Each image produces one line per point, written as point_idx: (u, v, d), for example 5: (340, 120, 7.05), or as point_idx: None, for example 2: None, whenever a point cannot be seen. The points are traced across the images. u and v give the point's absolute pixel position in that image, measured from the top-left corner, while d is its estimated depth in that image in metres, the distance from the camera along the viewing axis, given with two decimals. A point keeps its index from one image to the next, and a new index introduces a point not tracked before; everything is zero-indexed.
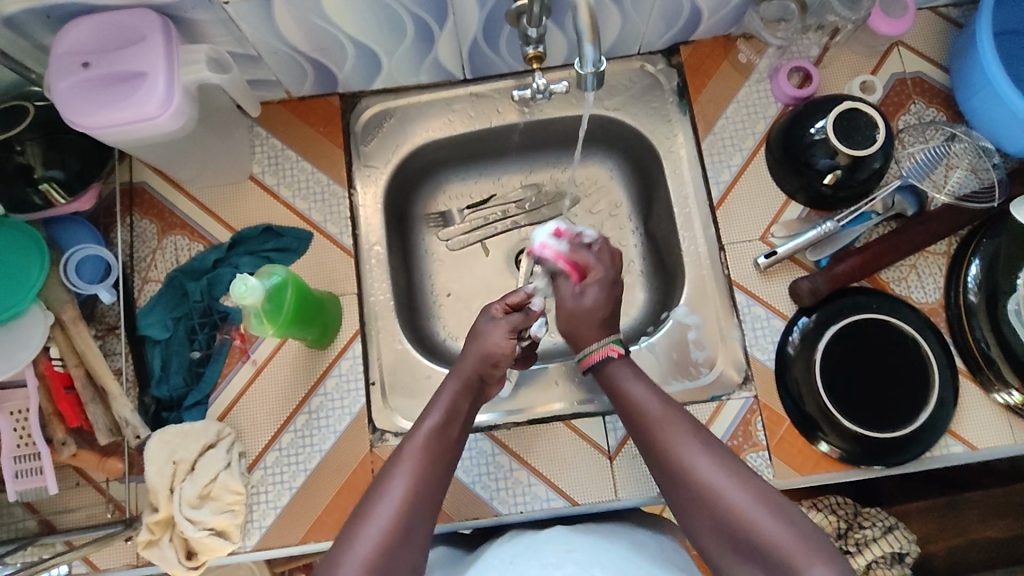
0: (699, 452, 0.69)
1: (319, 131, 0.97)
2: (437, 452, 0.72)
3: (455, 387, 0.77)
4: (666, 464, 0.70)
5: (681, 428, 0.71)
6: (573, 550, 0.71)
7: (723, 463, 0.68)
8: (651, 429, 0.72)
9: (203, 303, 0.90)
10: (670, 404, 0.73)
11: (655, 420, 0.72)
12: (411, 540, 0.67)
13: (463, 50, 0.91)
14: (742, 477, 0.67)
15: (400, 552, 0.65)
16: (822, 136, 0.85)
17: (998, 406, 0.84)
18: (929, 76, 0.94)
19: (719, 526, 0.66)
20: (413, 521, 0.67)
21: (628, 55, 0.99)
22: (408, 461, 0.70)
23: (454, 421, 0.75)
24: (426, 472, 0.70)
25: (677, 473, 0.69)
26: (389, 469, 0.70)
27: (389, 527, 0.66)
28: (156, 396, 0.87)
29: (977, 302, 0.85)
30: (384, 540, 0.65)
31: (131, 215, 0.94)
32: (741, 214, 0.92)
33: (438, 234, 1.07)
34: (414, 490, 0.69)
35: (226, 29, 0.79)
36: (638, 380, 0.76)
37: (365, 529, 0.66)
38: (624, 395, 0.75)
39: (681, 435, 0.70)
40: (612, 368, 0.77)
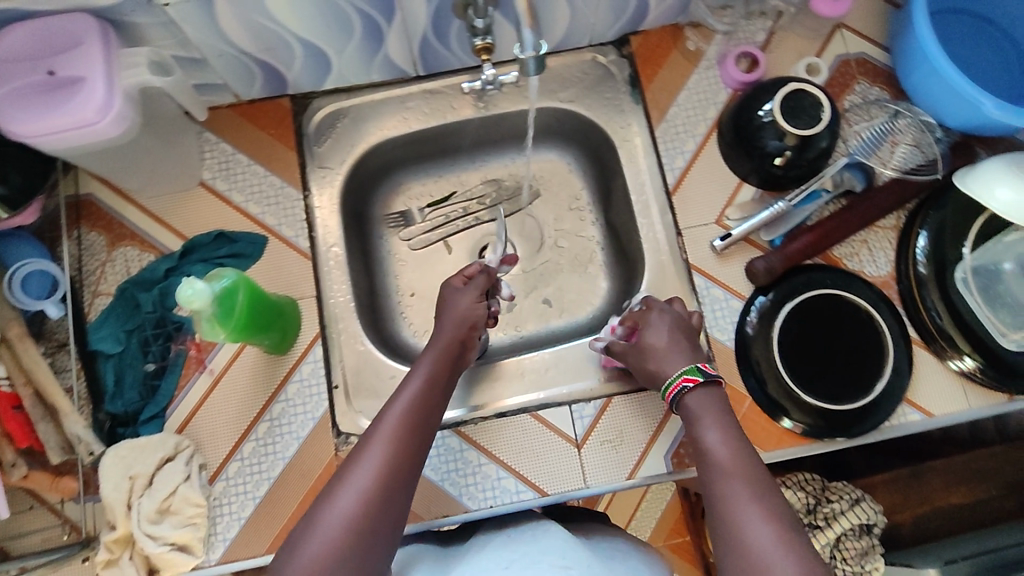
0: (754, 511, 0.61)
1: (270, 134, 0.96)
2: (421, 415, 0.72)
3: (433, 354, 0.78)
4: (718, 515, 0.63)
5: (741, 478, 0.64)
6: (570, 567, 0.65)
7: (781, 531, 0.60)
8: (713, 477, 0.66)
9: (156, 313, 0.87)
10: (744, 455, 0.67)
11: (719, 468, 0.66)
12: (392, 505, 0.65)
13: (414, 46, 0.91)
14: (791, 543, 0.59)
15: (381, 515, 0.64)
16: (769, 118, 0.87)
17: (953, 373, 0.86)
18: (871, 56, 0.96)
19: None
20: (395, 485, 0.66)
21: (579, 47, 0.99)
22: (387, 427, 0.69)
23: (435, 386, 0.75)
24: (408, 436, 0.69)
25: (726, 529, 0.62)
26: (368, 435, 0.69)
27: (368, 492, 0.65)
28: (111, 412, 0.85)
29: (926, 272, 0.87)
30: (364, 503, 0.64)
31: (78, 228, 0.92)
32: (697, 198, 0.92)
33: (399, 233, 1.06)
34: (396, 453, 0.68)
35: (168, 32, 0.78)
36: (713, 424, 0.69)
37: (346, 489, 0.65)
38: (696, 438, 0.69)
39: (740, 493, 0.63)
40: (692, 402, 0.72)
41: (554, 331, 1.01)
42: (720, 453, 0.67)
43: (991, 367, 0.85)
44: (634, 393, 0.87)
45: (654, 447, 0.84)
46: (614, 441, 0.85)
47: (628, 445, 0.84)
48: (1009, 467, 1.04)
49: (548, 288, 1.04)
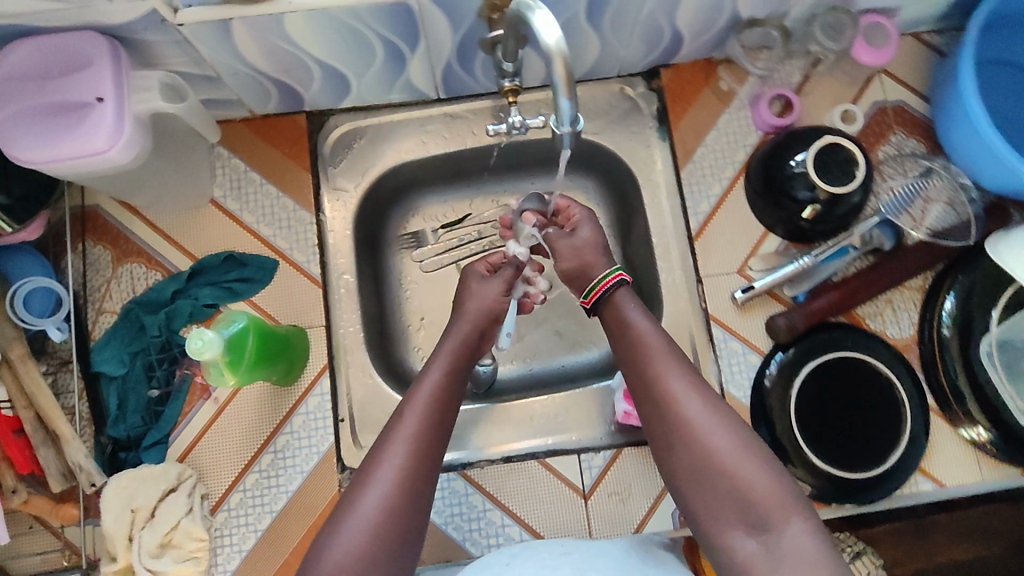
0: (687, 386, 0.72)
1: (284, 153, 0.93)
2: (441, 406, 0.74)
3: (455, 347, 0.80)
4: (656, 403, 0.73)
5: (673, 361, 0.74)
6: (570, 552, 0.71)
7: (707, 402, 0.71)
8: (643, 360, 0.75)
9: (161, 338, 0.85)
10: (667, 342, 0.76)
11: (653, 359, 0.75)
12: (417, 497, 0.69)
13: (437, 71, 0.87)
14: (719, 411, 0.70)
15: (408, 505, 0.68)
16: (801, 169, 0.84)
17: (965, 441, 0.86)
18: (910, 105, 0.93)
19: (701, 476, 0.69)
20: (419, 476, 0.69)
21: (607, 77, 0.95)
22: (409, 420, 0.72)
23: (453, 377, 0.77)
24: (430, 430, 0.72)
25: (670, 416, 0.71)
26: (390, 428, 0.72)
27: (394, 487, 0.68)
28: (113, 437, 0.84)
29: (950, 336, 0.85)
30: (391, 494, 0.68)
31: (83, 242, 0.89)
32: (719, 245, 0.90)
33: (411, 255, 1.02)
34: (418, 446, 0.70)
35: (182, 52, 0.73)
36: (640, 312, 0.79)
37: (373, 486, 0.68)
38: (628, 330, 0.78)
39: (674, 376, 0.73)
40: (621, 297, 0.81)
41: (564, 367, 0.99)
42: (650, 332, 0.77)
43: (1006, 441, 0.83)
44: (643, 445, 0.87)
45: (661, 502, 0.85)
46: (621, 494, 0.85)
47: (635, 498, 0.85)
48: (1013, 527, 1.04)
49: (561, 321, 1.02)
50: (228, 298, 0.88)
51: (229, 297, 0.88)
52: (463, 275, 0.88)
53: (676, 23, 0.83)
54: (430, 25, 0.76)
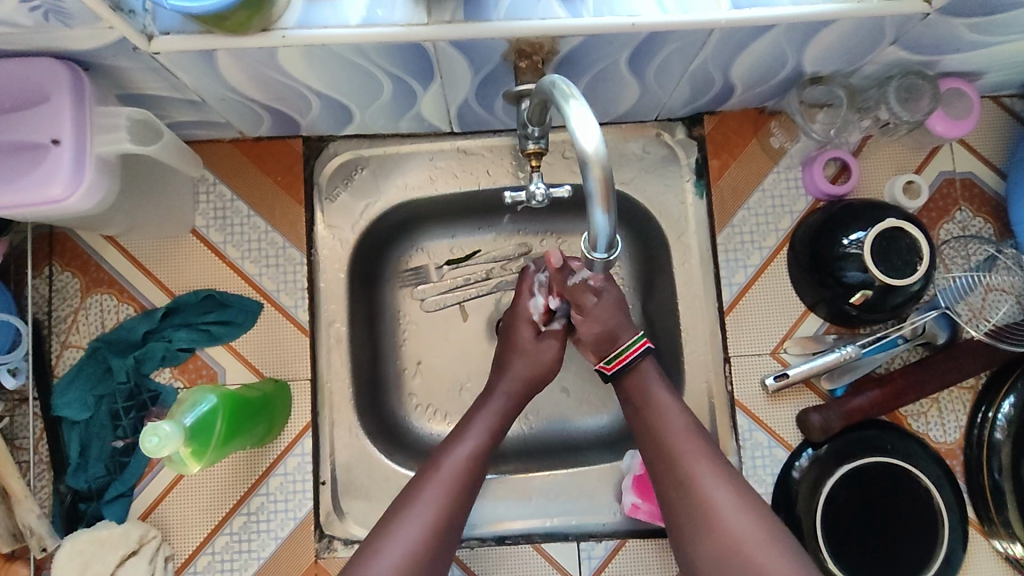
0: (712, 472, 0.65)
1: (276, 181, 0.83)
2: (479, 463, 0.69)
3: (501, 398, 0.75)
4: (680, 485, 0.66)
5: (695, 443, 0.68)
6: None
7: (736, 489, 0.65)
8: (664, 436, 0.69)
9: (129, 383, 0.78)
10: (692, 420, 0.70)
11: (676, 436, 0.68)
12: (442, 556, 0.64)
13: (452, 106, 0.77)
14: (746, 501, 0.64)
15: (432, 564, 0.62)
16: (855, 250, 0.74)
17: (998, 555, 0.79)
18: (980, 178, 0.83)
19: (731, 571, 0.61)
20: (447, 536, 0.64)
21: (643, 120, 0.85)
22: (444, 473, 0.67)
23: (496, 434, 0.72)
24: (466, 482, 0.67)
25: (697, 500, 0.64)
26: (421, 479, 0.67)
27: (422, 540, 0.63)
28: (72, 487, 0.76)
29: (1002, 440, 0.77)
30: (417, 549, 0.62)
31: (49, 265, 0.80)
32: (752, 322, 0.82)
33: (413, 291, 0.91)
34: (451, 503, 0.65)
35: (159, 76, 0.63)
36: (664, 387, 0.72)
37: (399, 535, 0.62)
38: (649, 405, 0.71)
39: (699, 457, 0.67)
40: (646, 368, 0.73)
41: (573, 432, 0.89)
42: (673, 409, 0.70)
43: None
44: (649, 536, 0.80)
45: None
46: None
47: None
48: None
49: None
50: (206, 342, 0.80)
51: (206, 341, 0.80)
52: (510, 316, 0.80)
53: (729, 74, 0.73)
54: (446, 64, 0.66)
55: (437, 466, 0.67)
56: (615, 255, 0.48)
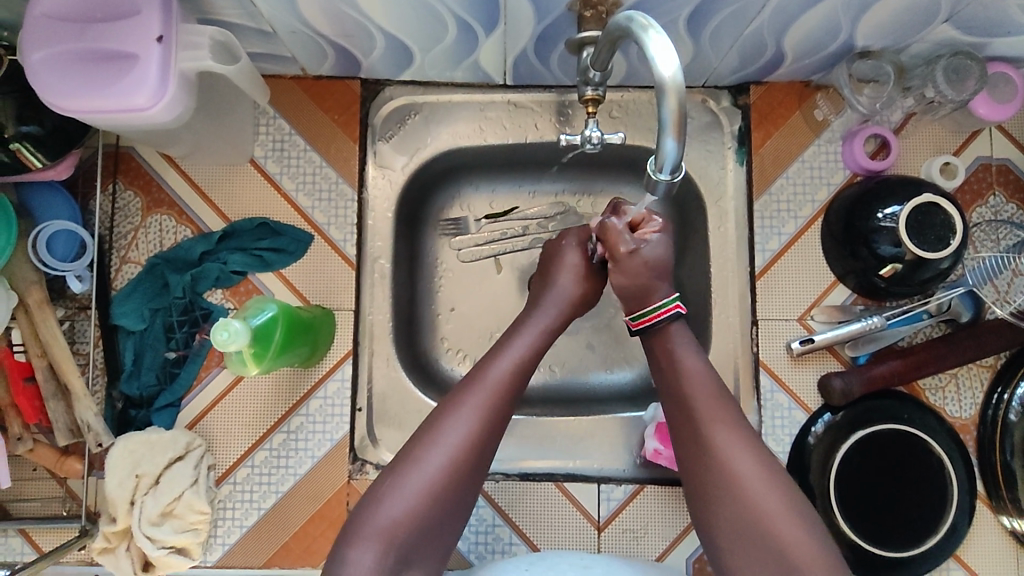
0: (737, 441, 0.65)
1: (333, 119, 0.87)
2: (512, 389, 0.68)
3: (538, 324, 0.73)
4: (701, 449, 0.66)
5: (721, 410, 0.67)
6: (591, 567, 0.70)
7: (759, 458, 0.65)
8: (690, 401, 0.68)
9: (185, 299, 0.82)
10: (717, 385, 0.69)
11: (702, 402, 0.67)
12: (465, 485, 0.64)
13: (509, 56, 0.80)
14: (768, 473, 0.64)
15: (460, 485, 0.64)
16: (889, 223, 0.76)
17: (1003, 529, 0.81)
18: (1016, 165, 0.85)
19: (742, 532, 0.62)
20: (473, 465, 0.64)
21: (691, 85, 0.88)
22: (478, 397, 0.66)
23: (532, 359, 0.71)
24: (499, 409, 0.66)
25: (717, 467, 0.65)
26: (454, 400, 0.66)
27: (446, 472, 0.63)
28: (125, 393, 0.81)
29: (1016, 421, 0.79)
30: (447, 470, 0.63)
31: (114, 183, 0.85)
32: (782, 288, 0.85)
33: (450, 242, 0.95)
34: (480, 430, 0.65)
35: (237, 3, 0.66)
36: (693, 349, 0.71)
37: (423, 466, 0.63)
38: (676, 368, 0.70)
39: (725, 427, 0.66)
40: (675, 332, 0.72)
41: (597, 385, 0.93)
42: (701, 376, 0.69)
43: None
44: (666, 484, 0.83)
45: (677, 547, 0.82)
46: (636, 532, 0.82)
47: (651, 538, 0.82)
48: None
49: None
50: (258, 267, 0.83)
51: (258, 266, 0.84)
52: (551, 247, 0.80)
53: (782, 42, 0.75)
54: (512, 9, 0.69)
55: (468, 391, 0.66)
56: (679, 179, 0.50)
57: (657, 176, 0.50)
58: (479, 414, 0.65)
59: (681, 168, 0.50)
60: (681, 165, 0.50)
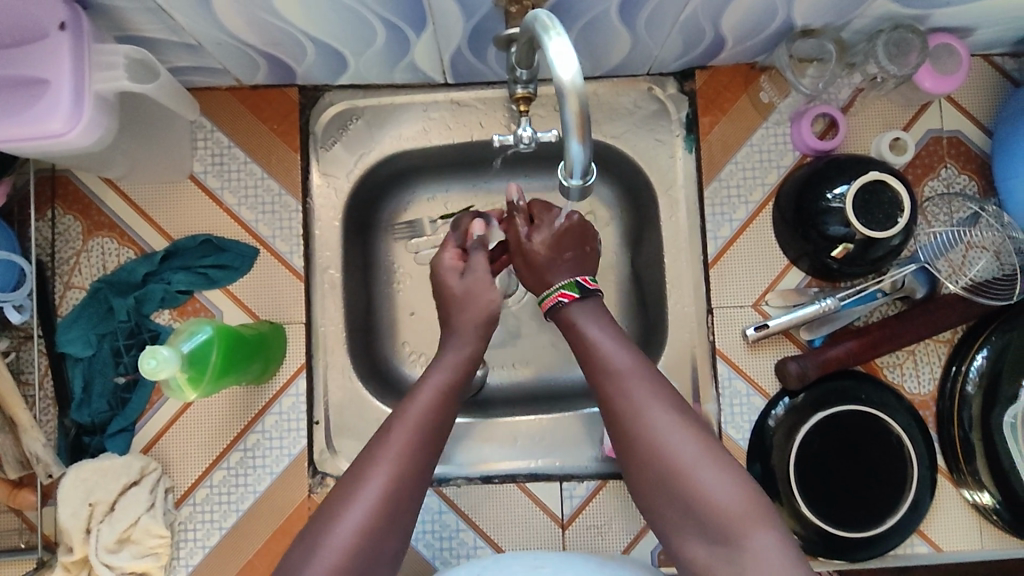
0: (646, 395, 0.63)
1: (272, 129, 0.85)
2: (441, 409, 0.66)
3: (454, 353, 0.71)
4: (618, 414, 0.64)
5: (637, 376, 0.65)
6: (542, 567, 0.70)
7: (670, 408, 0.63)
8: (604, 371, 0.66)
9: (130, 322, 0.80)
10: (629, 352, 0.67)
11: (620, 371, 0.65)
12: (402, 514, 0.61)
13: (444, 55, 0.78)
14: (685, 419, 0.62)
15: (382, 535, 0.60)
16: (838, 204, 0.75)
17: (965, 502, 0.82)
18: (967, 136, 0.84)
19: (662, 486, 0.60)
20: (406, 493, 0.61)
21: (636, 74, 0.86)
22: (396, 437, 0.63)
23: (451, 390, 0.68)
24: (422, 445, 0.63)
25: (637, 434, 0.62)
26: (373, 445, 0.63)
27: (378, 505, 0.60)
28: (76, 421, 0.80)
29: (973, 393, 0.79)
30: (366, 525, 0.59)
31: (52, 209, 0.83)
32: (736, 275, 0.84)
33: (406, 245, 0.93)
34: (406, 473, 0.62)
35: (156, 18, 0.65)
36: (595, 321, 0.69)
37: (354, 503, 0.60)
38: (585, 345, 0.68)
39: (634, 380, 0.64)
40: (572, 308, 0.71)
41: (557, 380, 0.92)
42: (602, 340, 0.67)
43: (1012, 515, 0.78)
44: None
45: (641, 541, 0.81)
46: (601, 527, 0.82)
47: (615, 533, 0.81)
48: None
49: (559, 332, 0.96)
50: (203, 286, 0.82)
51: (204, 284, 0.82)
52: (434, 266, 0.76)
53: (719, 25, 0.74)
54: (438, 10, 0.67)
55: (389, 434, 0.63)
56: (591, 182, 0.50)
57: (570, 180, 0.50)
58: (409, 438, 0.63)
59: (593, 168, 0.50)
60: (594, 167, 0.50)
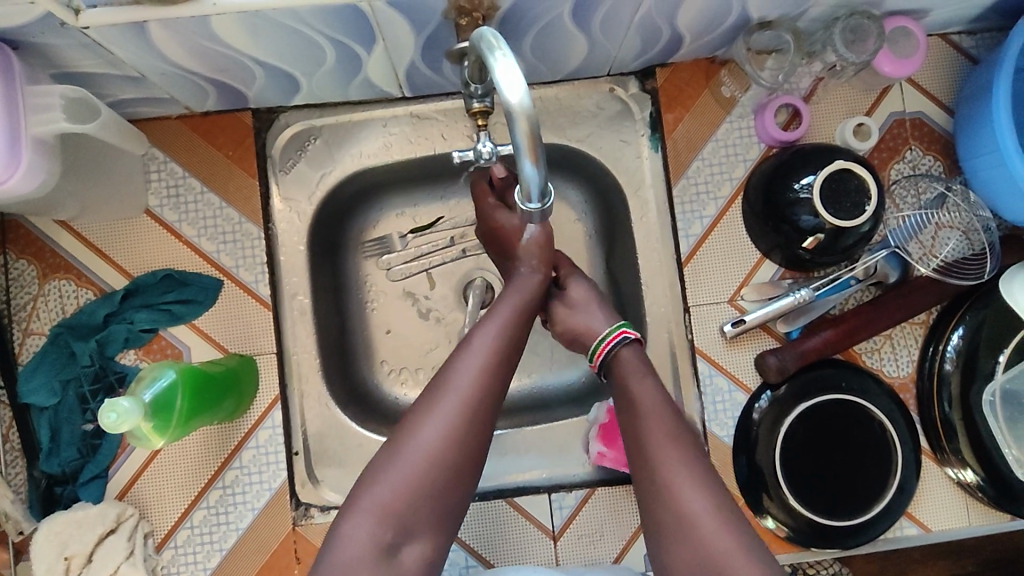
0: (690, 478, 0.62)
1: (227, 156, 0.82)
2: (507, 346, 0.66)
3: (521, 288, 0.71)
4: (658, 496, 0.63)
5: (676, 448, 0.64)
6: None
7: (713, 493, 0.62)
8: (645, 434, 0.65)
9: (94, 366, 0.78)
10: (673, 417, 0.66)
11: (658, 439, 0.65)
12: (478, 440, 0.62)
13: (399, 69, 0.76)
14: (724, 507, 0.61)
15: (460, 454, 0.61)
16: (806, 195, 0.75)
17: (951, 482, 0.82)
18: (930, 117, 0.84)
19: None
20: (479, 419, 0.62)
21: (596, 75, 0.85)
22: (472, 365, 0.64)
23: (518, 326, 0.68)
24: (493, 374, 0.64)
25: (669, 506, 0.62)
26: (449, 369, 0.64)
27: (453, 431, 0.61)
28: (46, 472, 0.77)
29: (951, 371, 0.79)
30: (444, 443, 0.61)
31: (4, 254, 0.80)
32: (710, 272, 0.83)
33: (377, 262, 0.92)
34: (481, 403, 0.63)
35: (92, 53, 0.63)
36: (646, 379, 0.68)
37: (434, 418, 0.61)
38: (630, 401, 0.68)
39: (676, 462, 0.63)
40: (627, 359, 0.71)
41: (539, 389, 0.91)
42: (653, 411, 0.66)
43: (996, 490, 0.79)
44: (618, 484, 0.82)
45: (633, 546, 0.81)
46: (592, 536, 0.81)
47: (606, 541, 0.81)
48: (990, 544, 1.02)
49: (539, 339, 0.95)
50: (168, 322, 0.80)
51: (169, 321, 0.80)
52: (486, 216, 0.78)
53: (675, 23, 0.73)
54: (386, 26, 0.65)
55: (461, 363, 0.64)
56: (550, 200, 0.50)
57: (528, 200, 0.50)
58: (479, 374, 0.64)
59: (550, 186, 0.49)
60: (551, 184, 0.49)
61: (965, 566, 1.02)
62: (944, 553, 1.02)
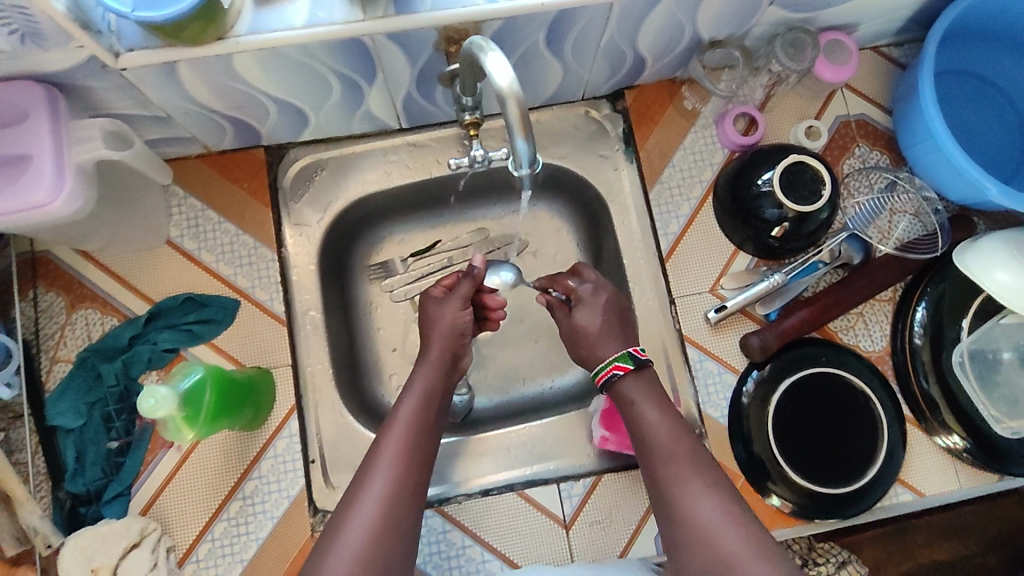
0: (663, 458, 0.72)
1: (242, 188, 0.90)
2: (416, 430, 0.75)
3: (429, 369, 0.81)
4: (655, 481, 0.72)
5: (658, 437, 0.74)
6: None
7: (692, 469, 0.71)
8: (642, 436, 0.74)
9: (119, 386, 0.82)
10: (669, 425, 0.74)
11: (658, 460, 0.72)
12: (405, 520, 0.69)
13: (396, 101, 0.85)
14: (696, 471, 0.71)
15: (389, 544, 0.68)
16: (768, 188, 0.83)
17: (941, 449, 0.85)
18: (872, 117, 0.94)
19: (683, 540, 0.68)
20: (402, 502, 0.70)
21: (572, 100, 0.95)
22: (385, 456, 0.72)
23: (428, 406, 0.78)
24: (408, 458, 0.73)
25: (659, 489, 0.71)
26: (366, 466, 0.72)
27: (379, 520, 0.68)
28: (72, 491, 0.80)
29: (922, 344, 0.86)
30: (370, 539, 0.67)
31: (34, 288, 0.86)
32: (689, 266, 0.90)
33: (381, 283, 0.98)
34: (398, 491, 0.70)
35: (127, 94, 0.72)
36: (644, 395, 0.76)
37: (357, 516, 0.68)
38: (630, 413, 0.76)
39: (661, 448, 0.73)
40: (622, 387, 0.77)
41: (542, 392, 0.96)
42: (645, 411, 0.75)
43: (980, 448, 0.84)
44: (623, 472, 0.85)
45: (643, 530, 0.83)
46: (602, 523, 0.83)
47: (616, 528, 0.83)
48: (993, 524, 1.04)
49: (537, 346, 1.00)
50: (189, 342, 0.85)
51: (189, 340, 0.85)
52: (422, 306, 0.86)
53: (637, 46, 0.83)
54: (386, 60, 0.75)
55: (377, 458, 0.72)
56: (538, 168, 0.58)
57: (520, 168, 0.58)
58: (392, 466, 0.71)
59: (537, 157, 0.57)
60: (537, 154, 0.58)
61: (970, 546, 1.04)
62: (948, 533, 1.04)
